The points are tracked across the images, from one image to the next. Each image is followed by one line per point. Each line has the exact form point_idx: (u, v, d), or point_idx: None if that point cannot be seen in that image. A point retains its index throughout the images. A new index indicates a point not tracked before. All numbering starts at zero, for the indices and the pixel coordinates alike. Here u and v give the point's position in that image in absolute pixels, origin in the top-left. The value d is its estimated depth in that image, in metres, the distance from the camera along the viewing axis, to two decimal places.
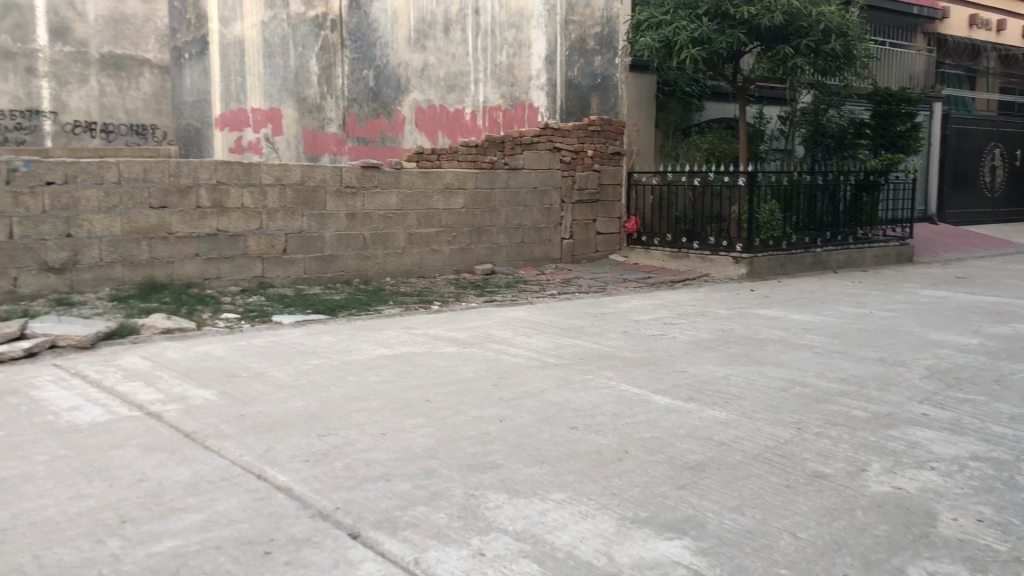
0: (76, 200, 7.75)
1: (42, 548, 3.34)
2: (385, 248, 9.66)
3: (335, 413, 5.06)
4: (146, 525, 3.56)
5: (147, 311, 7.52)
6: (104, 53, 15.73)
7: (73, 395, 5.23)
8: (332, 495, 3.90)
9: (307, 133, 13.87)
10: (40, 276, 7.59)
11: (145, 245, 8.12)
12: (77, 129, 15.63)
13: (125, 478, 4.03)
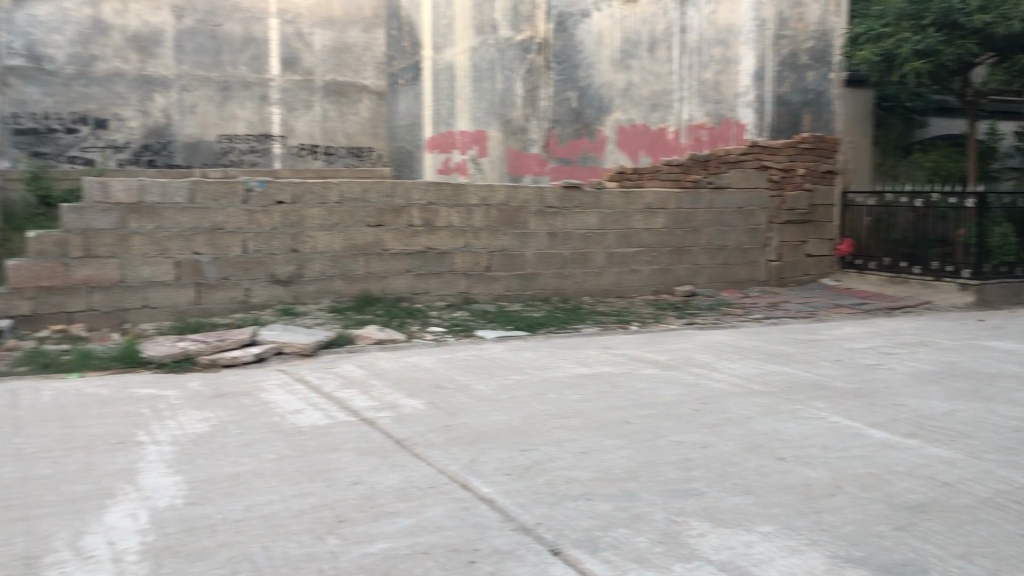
0: (303, 218, 8.34)
1: (270, 540, 3.59)
2: (585, 268, 9.71)
3: (537, 429, 5.12)
4: (360, 527, 3.74)
5: (361, 322, 7.95)
6: (328, 81, 16.76)
7: (297, 399, 5.60)
8: (534, 510, 3.95)
9: (511, 154, 14.10)
10: (269, 288, 8.22)
11: (360, 260, 8.61)
12: (302, 152, 16.66)
13: (342, 480, 4.26)
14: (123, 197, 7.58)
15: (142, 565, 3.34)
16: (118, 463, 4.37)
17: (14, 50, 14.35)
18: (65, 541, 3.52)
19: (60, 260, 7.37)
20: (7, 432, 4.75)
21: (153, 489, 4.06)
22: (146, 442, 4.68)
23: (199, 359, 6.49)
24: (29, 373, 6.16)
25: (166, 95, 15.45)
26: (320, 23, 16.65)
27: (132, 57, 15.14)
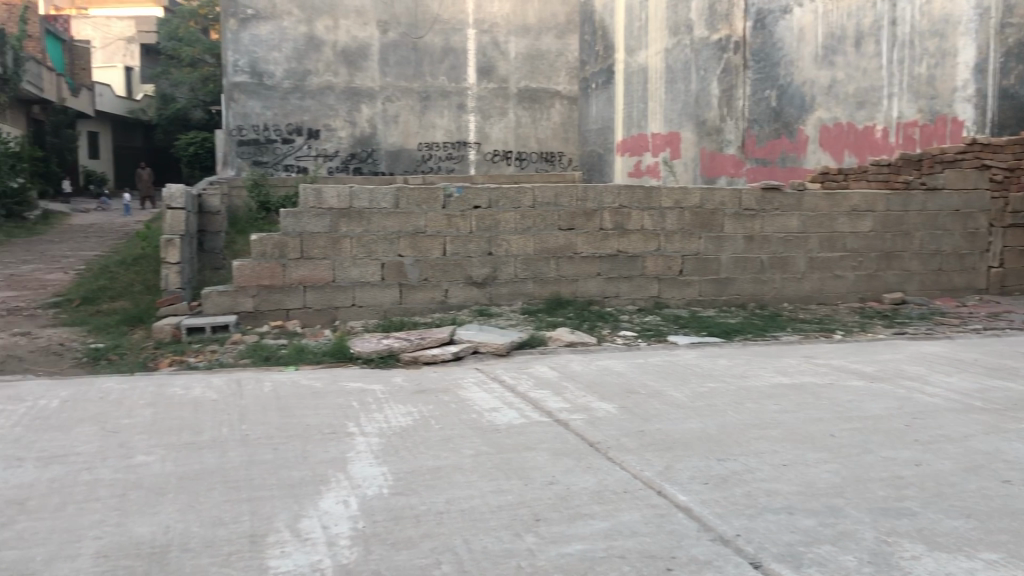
0: (498, 222, 8.56)
1: (471, 533, 3.71)
2: (784, 272, 9.37)
3: (735, 438, 4.98)
4: (557, 526, 3.78)
5: (554, 324, 8.06)
6: (521, 88, 17.12)
7: (493, 399, 5.74)
8: (732, 521, 3.84)
9: (705, 155, 13.86)
10: (466, 289, 8.48)
11: (553, 263, 8.72)
12: (496, 157, 17.12)
13: (538, 479, 4.33)
14: (334, 202, 8.06)
15: (354, 550, 3.53)
16: (331, 452, 4.65)
17: (239, 67, 15.54)
18: (285, 522, 3.78)
19: (279, 261, 7.94)
20: (233, 419, 5.16)
21: (362, 478, 4.29)
22: (355, 433, 4.95)
23: (402, 355, 6.80)
24: (252, 365, 6.70)
25: (371, 106, 16.25)
26: (516, 31, 16.99)
27: (342, 71, 16.03)
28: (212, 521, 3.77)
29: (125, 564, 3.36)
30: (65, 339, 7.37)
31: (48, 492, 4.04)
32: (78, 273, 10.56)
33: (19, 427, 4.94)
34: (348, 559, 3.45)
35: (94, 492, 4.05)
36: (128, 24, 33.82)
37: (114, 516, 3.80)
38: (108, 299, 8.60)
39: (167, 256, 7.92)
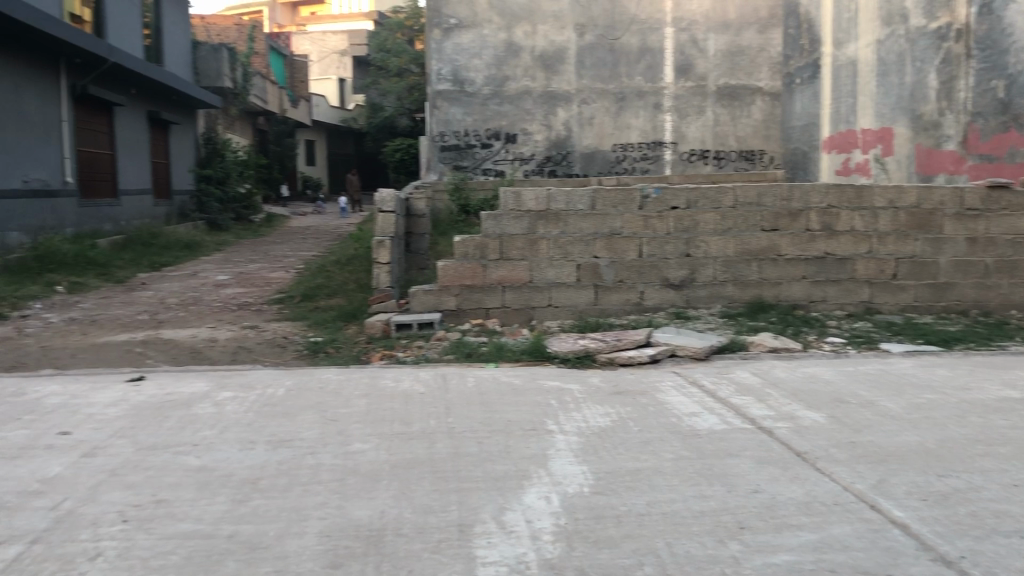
0: (697, 223, 8.42)
1: (673, 538, 3.68)
2: (1012, 277, 8.63)
3: (957, 455, 4.65)
4: (763, 535, 3.69)
5: (754, 329, 7.83)
6: (720, 86, 16.46)
7: (693, 403, 5.66)
8: (956, 541, 3.60)
9: (921, 152, 11.85)
10: (663, 291, 8.41)
11: (755, 266, 8.47)
12: (692, 157, 16.56)
13: (741, 486, 4.24)
14: (533, 205, 8.23)
15: (557, 545, 3.60)
16: (532, 449, 4.76)
17: (443, 76, 15.98)
18: (491, 514, 3.90)
19: (479, 261, 8.20)
20: (440, 412, 5.39)
21: (563, 476, 4.36)
22: (555, 431, 5.04)
23: (598, 356, 6.84)
24: (454, 361, 6.95)
25: (567, 109, 16.14)
26: (716, 27, 16.37)
27: (539, 76, 16.07)
28: (423, 508, 3.95)
29: (345, 544, 3.59)
30: (287, 333, 7.96)
31: (277, 473, 4.38)
32: (298, 271, 11.38)
33: (251, 412, 5.39)
34: (551, 554, 3.52)
35: (316, 476, 4.36)
36: (341, 38, 35.92)
37: (334, 499, 4.06)
38: (325, 296, 9.19)
39: (377, 256, 8.35)
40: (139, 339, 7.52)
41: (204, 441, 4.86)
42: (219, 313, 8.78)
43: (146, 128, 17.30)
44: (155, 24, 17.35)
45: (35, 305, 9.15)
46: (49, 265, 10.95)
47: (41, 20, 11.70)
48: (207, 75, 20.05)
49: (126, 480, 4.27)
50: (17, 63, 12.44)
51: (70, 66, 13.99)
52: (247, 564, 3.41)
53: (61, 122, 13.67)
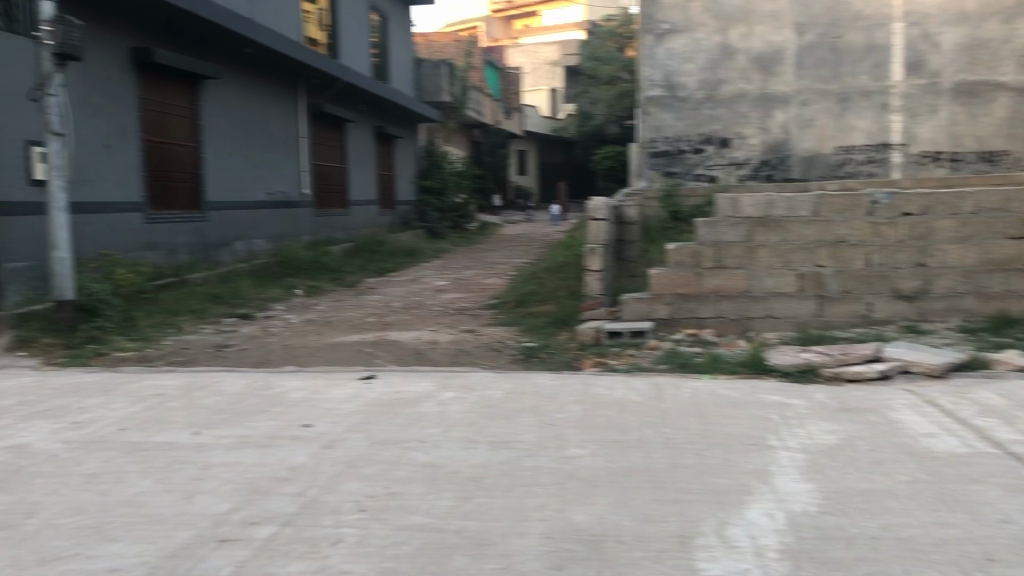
0: (932, 230, 7.88)
1: (911, 565, 3.46)
2: None
3: None
4: (1014, 570, 3.39)
5: (998, 345, 7.21)
6: (957, 81, 12.85)
7: (930, 423, 5.30)
8: None
9: None
10: (893, 303, 7.93)
11: (998, 277, 7.81)
12: (924, 159, 13.05)
13: (988, 516, 3.91)
14: (752, 211, 8.04)
15: (783, 564, 3.48)
16: (753, 464, 4.63)
17: (653, 82, 13.33)
18: (713, 527, 3.84)
19: (694, 270, 8.08)
20: (657, 421, 5.37)
21: (787, 493, 4.21)
22: (778, 447, 4.88)
23: (822, 371, 6.56)
24: (669, 371, 6.90)
25: (786, 112, 13.16)
26: (952, 18, 12.75)
27: (755, 77, 13.12)
28: (643, 517, 3.95)
29: (567, 547, 3.65)
30: (504, 337, 8.20)
31: (499, 473, 4.52)
32: (512, 278, 11.67)
33: (473, 412, 5.60)
34: (776, 573, 3.41)
35: (536, 478, 4.45)
36: (554, 50, 36.51)
37: (554, 502, 4.14)
38: (538, 302, 9.37)
39: (589, 264, 8.41)
40: (368, 340, 8.01)
41: (430, 438, 5.10)
42: (439, 317, 9.20)
43: (373, 142, 18.41)
44: (382, 43, 18.45)
45: (277, 307, 9.98)
46: (289, 270, 11.90)
47: (286, 45, 12.79)
48: (428, 90, 21.07)
49: (362, 471, 4.57)
50: (265, 85, 13.66)
51: (309, 87, 15.18)
52: (474, 559, 3.54)
53: (301, 138, 14.84)
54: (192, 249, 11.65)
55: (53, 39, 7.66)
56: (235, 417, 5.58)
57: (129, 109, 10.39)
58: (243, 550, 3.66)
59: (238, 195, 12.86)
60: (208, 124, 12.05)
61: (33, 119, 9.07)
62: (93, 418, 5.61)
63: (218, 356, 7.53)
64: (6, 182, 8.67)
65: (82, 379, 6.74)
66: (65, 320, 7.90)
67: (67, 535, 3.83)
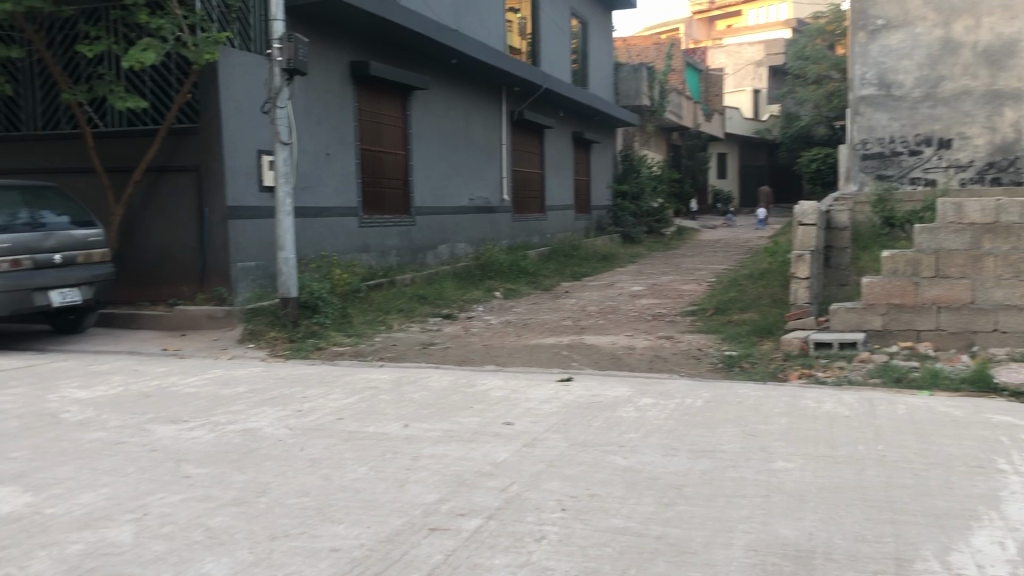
0: None
1: None
2: None
3: None
4: None
5: None
6: None
7: None
8: None
9: None
10: None
11: None
12: None
13: None
14: (978, 216, 7.51)
15: None
16: (979, 488, 4.30)
17: (866, 80, 12.55)
18: (934, 552, 3.61)
19: (911, 279, 7.61)
20: (869, 438, 5.10)
21: (1020, 521, 3.88)
22: (1008, 471, 4.50)
23: None
24: (881, 385, 6.54)
25: (1019, 109, 12.02)
26: None
27: (983, 73, 12.07)
28: (854, 536, 3.77)
29: (774, 561, 3.55)
30: (702, 345, 8.07)
31: (701, 482, 4.46)
32: (710, 284, 11.45)
33: (673, 419, 5.55)
34: None
35: (740, 489, 4.35)
36: (759, 50, 35.63)
37: (760, 515, 4.03)
38: (738, 310, 9.13)
39: (796, 271, 8.08)
40: (565, 343, 8.11)
41: (629, 443, 5.10)
42: (636, 323, 9.16)
43: (570, 147, 18.63)
44: (582, 49, 18.62)
45: (478, 308, 10.31)
46: (489, 272, 12.25)
47: (490, 55, 13.20)
48: (627, 94, 21.10)
49: (563, 471, 4.63)
50: (469, 94, 14.15)
51: (510, 94, 15.61)
52: (677, 566, 3.51)
53: (502, 145, 15.25)
54: (401, 251, 12.25)
55: (284, 55, 8.30)
56: (442, 413, 5.81)
57: (347, 120, 11.08)
58: (452, 539, 3.82)
59: (443, 200, 13.38)
60: (417, 132, 12.62)
61: (266, 131, 9.87)
62: (315, 407, 6.03)
63: (424, 354, 7.87)
64: (241, 189, 9.47)
65: (303, 370, 7.26)
66: (289, 316, 8.53)
67: (292, 514, 4.14)
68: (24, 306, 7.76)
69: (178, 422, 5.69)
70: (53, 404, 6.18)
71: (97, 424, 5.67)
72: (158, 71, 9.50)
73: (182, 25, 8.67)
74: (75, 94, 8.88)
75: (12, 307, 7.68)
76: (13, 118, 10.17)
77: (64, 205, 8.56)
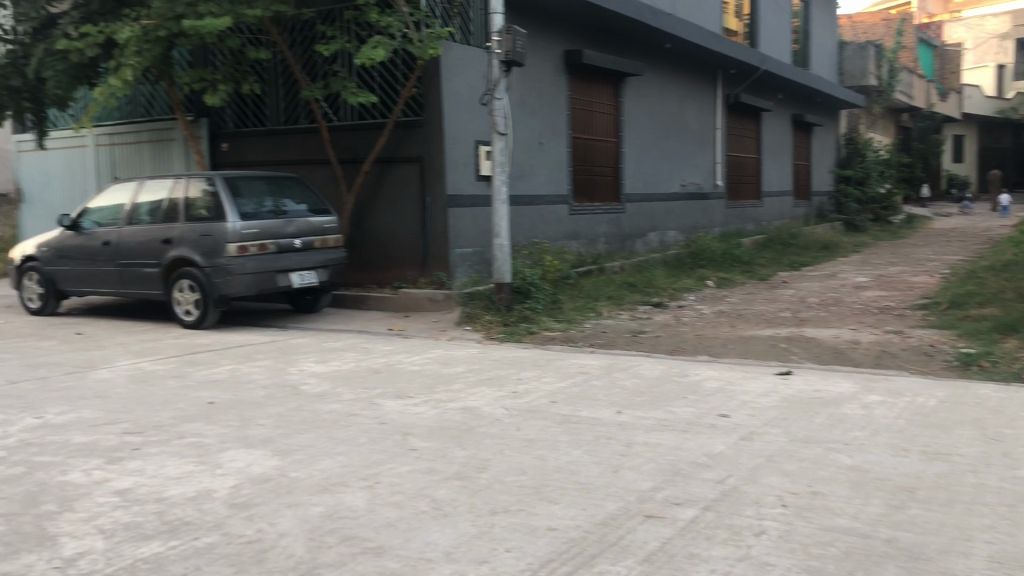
0: None
1: None
2: None
3: None
4: None
5: None
6: None
7: None
8: None
9: None
10: None
11: None
12: None
13: None
14: None
15: None
16: None
17: None
18: None
19: None
20: None
21: None
22: None
23: None
24: None
25: None
26: None
27: None
28: None
29: None
30: (935, 341, 7.53)
31: (935, 486, 4.19)
32: (944, 277, 10.65)
33: (903, 419, 5.23)
34: None
35: (980, 496, 4.05)
36: (1004, 20, 32.65)
37: (1003, 525, 3.73)
38: (977, 305, 8.44)
39: None
40: (783, 336, 7.84)
41: (855, 441, 4.87)
42: (860, 316, 8.69)
43: (789, 131, 17.90)
44: (804, 28, 17.83)
45: (689, 296, 10.15)
46: (700, 261, 12.05)
47: (706, 37, 12.92)
48: (852, 73, 20.01)
49: (783, 467, 4.49)
50: (683, 80, 13.94)
51: (726, 78, 15.21)
52: (909, 572, 3.33)
53: (716, 130, 14.92)
54: (610, 239, 12.29)
55: (502, 48, 8.53)
56: (654, 401, 5.80)
57: (562, 108, 11.24)
58: (668, 528, 3.81)
59: (655, 187, 13.30)
60: (629, 119, 12.60)
61: (484, 121, 10.20)
62: (529, 389, 6.19)
63: (635, 341, 7.87)
64: (460, 178, 9.85)
65: (516, 354, 7.47)
66: (503, 301, 8.78)
67: (512, 491, 4.29)
68: (268, 286, 8.49)
69: (404, 398, 6.02)
70: (294, 377, 6.73)
71: (332, 397, 6.12)
72: (386, 67, 10.05)
73: (408, 22, 9.10)
74: (313, 91, 9.58)
75: (258, 287, 8.42)
76: (260, 115, 11.14)
77: (303, 193, 9.25)
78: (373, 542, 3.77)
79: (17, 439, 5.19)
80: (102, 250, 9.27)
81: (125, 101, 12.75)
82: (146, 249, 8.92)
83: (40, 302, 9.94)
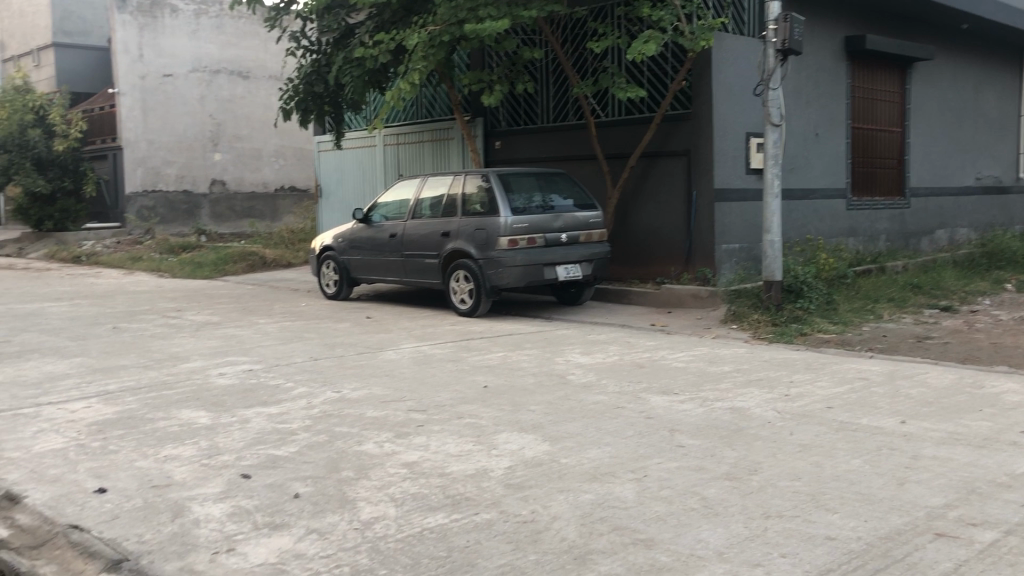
0: None
1: None
2: None
3: None
4: None
5: None
6: None
7: None
8: None
9: None
10: None
11: None
12: None
13: None
14: None
15: None
16: None
17: None
18: None
19: None
20: None
21: None
22: None
23: None
24: None
25: None
26: None
27: None
28: None
29: None
30: None
31: None
32: None
33: None
34: None
35: None
36: None
37: None
38: None
39: None
40: None
41: None
42: None
43: None
44: None
45: (984, 301, 9.26)
46: (998, 262, 10.95)
47: (1010, 15, 11.71)
48: None
49: None
50: (981, 63, 12.74)
51: None
52: None
53: (1018, 117, 13.51)
54: (893, 236, 11.49)
55: (779, 36, 8.22)
56: (944, 412, 5.36)
57: (841, 97, 10.66)
58: (963, 549, 3.52)
59: (944, 180, 12.26)
60: (916, 107, 11.71)
61: (755, 114, 9.90)
62: (802, 393, 5.94)
63: (920, 347, 7.32)
64: (729, 172, 9.65)
65: (790, 356, 7.19)
66: (773, 300, 8.47)
67: (787, 496, 4.15)
68: (536, 279, 8.80)
69: (670, 395, 6.01)
70: (562, 367, 6.93)
71: (599, 388, 6.24)
72: (655, 61, 10.07)
73: (680, 14, 9.04)
74: (583, 88, 9.78)
75: (527, 279, 8.76)
76: (531, 112, 11.56)
77: (571, 189, 9.47)
78: (643, 534, 3.80)
79: (319, 410, 5.76)
80: (389, 242, 10.03)
81: (411, 104, 13.77)
82: (428, 241, 9.54)
83: (335, 288, 10.93)
